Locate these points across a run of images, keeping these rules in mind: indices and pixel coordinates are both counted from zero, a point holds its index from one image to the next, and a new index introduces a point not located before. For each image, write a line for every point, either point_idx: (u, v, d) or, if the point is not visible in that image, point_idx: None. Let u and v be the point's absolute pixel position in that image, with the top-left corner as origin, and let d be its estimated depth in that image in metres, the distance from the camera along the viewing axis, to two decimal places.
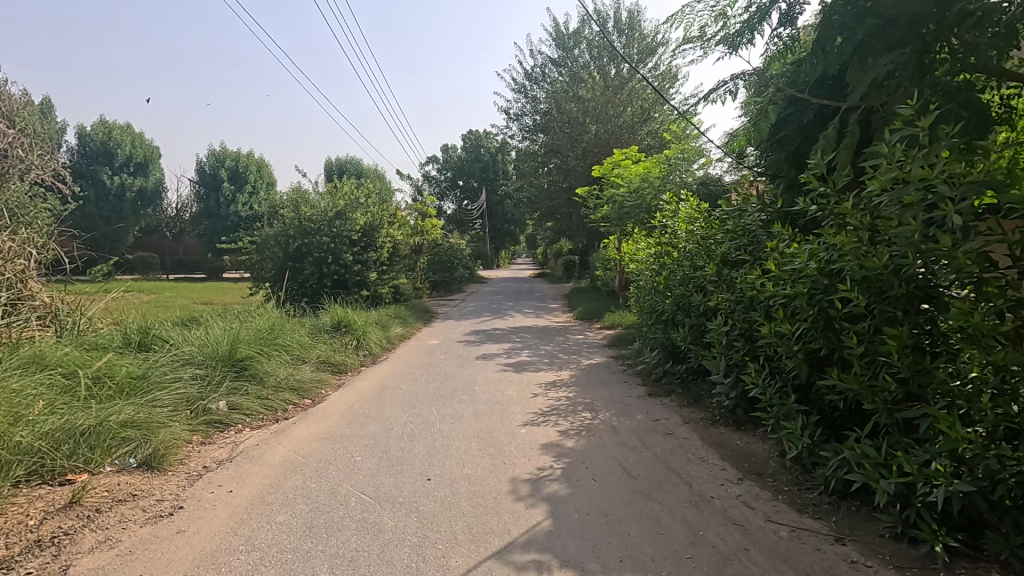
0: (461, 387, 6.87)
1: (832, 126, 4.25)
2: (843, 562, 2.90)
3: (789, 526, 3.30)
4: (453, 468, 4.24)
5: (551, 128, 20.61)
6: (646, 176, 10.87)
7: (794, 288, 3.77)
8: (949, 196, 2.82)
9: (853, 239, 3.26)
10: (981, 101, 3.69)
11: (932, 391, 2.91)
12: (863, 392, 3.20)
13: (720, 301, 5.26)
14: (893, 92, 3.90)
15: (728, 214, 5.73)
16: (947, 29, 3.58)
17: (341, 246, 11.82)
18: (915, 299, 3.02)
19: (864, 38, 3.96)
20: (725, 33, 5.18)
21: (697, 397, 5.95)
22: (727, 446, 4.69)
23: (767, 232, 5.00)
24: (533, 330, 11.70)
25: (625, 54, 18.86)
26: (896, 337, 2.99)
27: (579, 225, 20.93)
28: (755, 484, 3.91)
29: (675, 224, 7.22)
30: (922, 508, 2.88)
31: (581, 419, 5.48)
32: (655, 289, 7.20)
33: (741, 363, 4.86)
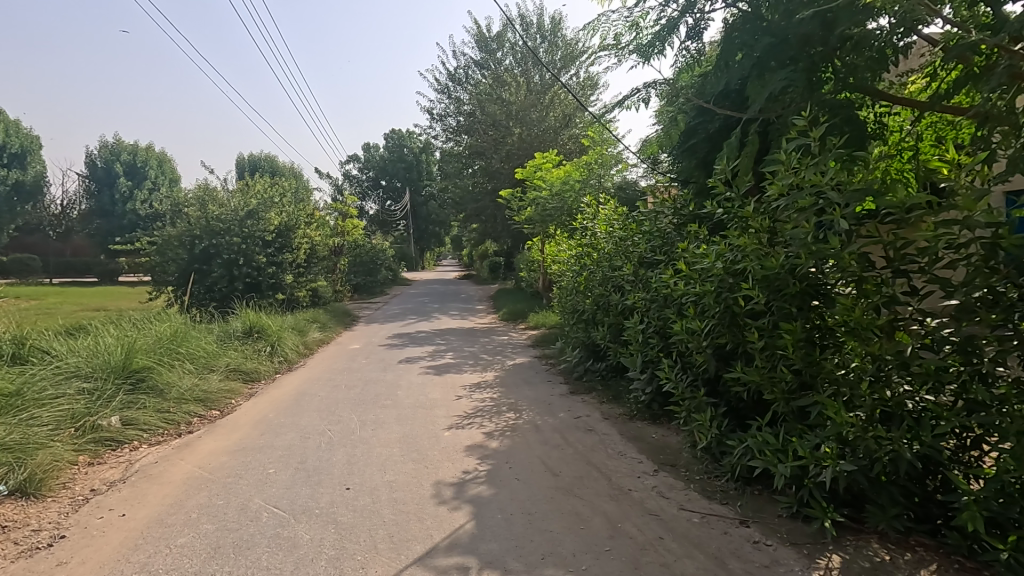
0: (383, 392, 6.69)
1: (735, 135, 4.53)
2: (747, 543, 3.11)
3: (700, 513, 3.49)
4: (374, 475, 4.13)
5: (476, 130, 20.72)
6: (568, 180, 11.17)
7: (703, 287, 4.01)
8: (836, 202, 3.10)
9: (754, 241, 3.52)
10: (859, 118, 4.08)
11: (821, 381, 3.19)
12: (764, 383, 3.45)
13: (636, 300, 5.48)
14: (787, 105, 4.20)
15: (644, 217, 5.98)
16: (831, 51, 3.91)
17: (253, 248, 11.20)
18: (807, 296, 3.29)
19: (761, 56, 4.25)
20: (638, 43, 5.37)
21: (616, 393, 6.19)
22: (644, 439, 4.89)
23: (681, 233, 5.30)
24: (458, 332, 11.67)
25: (546, 60, 19.32)
26: (791, 331, 3.25)
27: (503, 226, 21.11)
28: (669, 474, 4.11)
29: (595, 226, 7.38)
30: (814, 488, 3.14)
31: (506, 420, 5.51)
32: (575, 289, 7.40)
33: (655, 359, 5.09)
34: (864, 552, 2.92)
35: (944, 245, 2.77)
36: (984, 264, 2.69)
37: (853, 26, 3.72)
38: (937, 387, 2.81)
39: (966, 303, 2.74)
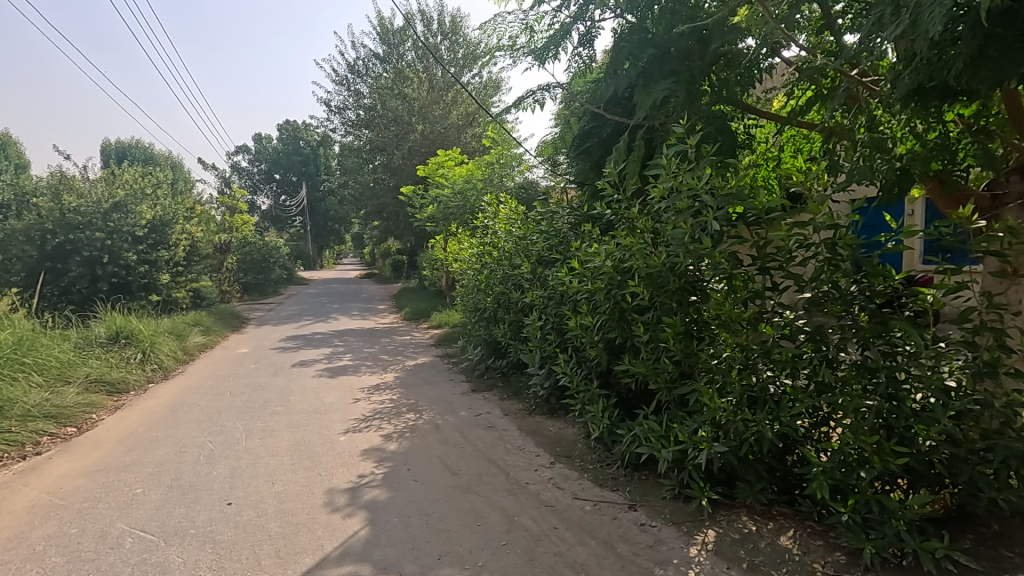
0: (273, 398, 6.30)
1: (624, 140, 4.76)
2: (634, 526, 3.29)
3: (592, 501, 3.64)
4: (261, 487, 3.87)
5: (377, 125, 20.17)
6: (470, 179, 11.20)
7: (595, 284, 4.20)
8: (710, 205, 3.40)
9: (639, 241, 3.78)
10: (730, 129, 4.48)
11: (698, 369, 3.45)
12: (649, 374, 3.67)
13: (534, 297, 5.60)
14: (670, 113, 4.50)
15: (541, 216, 6.09)
16: (707, 65, 4.21)
17: (121, 244, 10.06)
18: (686, 292, 3.55)
19: (646, 66, 4.48)
20: (532, 47, 5.48)
21: (516, 390, 6.30)
22: (542, 432, 5.02)
23: (576, 232, 5.50)
24: (358, 333, 11.27)
25: (449, 58, 19.24)
26: (672, 325, 3.50)
27: (406, 224, 20.71)
28: (565, 465, 4.25)
29: (494, 225, 7.45)
30: (693, 470, 3.40)
31: (405, 421, 5.40)
32: (476, 288, 7.42)
33: (552, 355, 5.24)
34: (735, 525, 3.20)
35: (796, 243, 3.09)
36: (829, 262, 3.03)
37: (725, 44, 4.09)
38: (794, 371, 3.13)
39: (815, 296, 3.08)
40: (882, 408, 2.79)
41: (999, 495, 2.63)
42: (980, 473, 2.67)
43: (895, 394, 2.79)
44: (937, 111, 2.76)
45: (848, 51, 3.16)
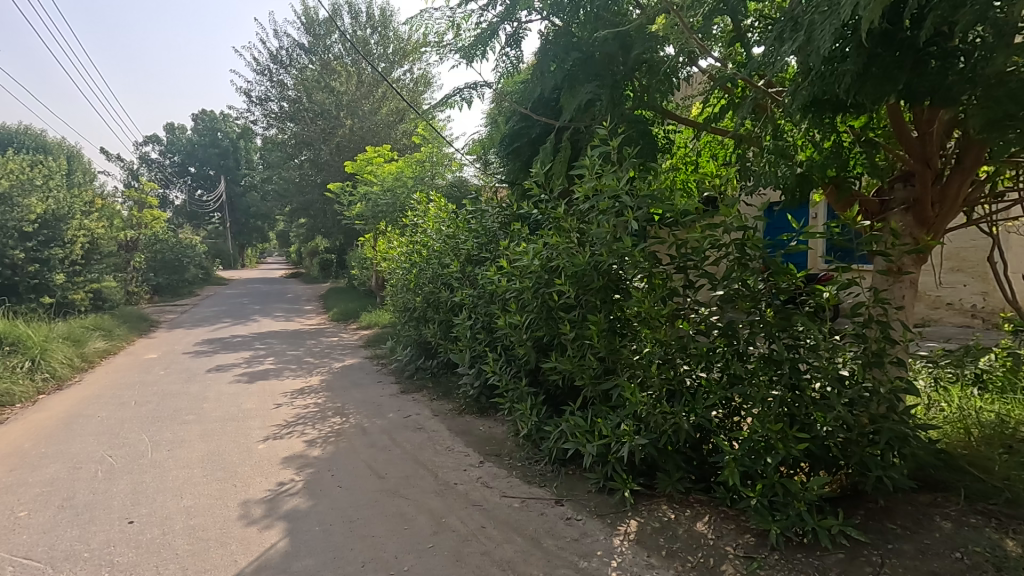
0: (185, 406, 5.89)
1: (550, 141, 4.84)
2: (561, 521, 3.34)
3: (520, 498, 3.67)
4: (168, 502, 3.60)
5: (303, 118, 19.37)
6: (400, 176, 10.98)
7: (522, 283, 4.24)
8: (630, 206, 3.53)
9: (565, 240, 3.87)
10: (651, 133, 4.64)
11: (620, 365, 3.57)
12: (575, 371, 3.74)
13: (464, 296, 5.58)
14: (595, 115, 4.60)
15: (471, 215, 6.07)
16: (629, 71, 4.36)
17: (6, 241, 9.07)
18: (610, 290, 3.66)
19: (571, 69, 4.57)
20: (460, 44, 5.44)
21: (446, 390, 6.25)
22: (472, 432, 5.00)
23: (505, 231, 5.52)
24: (281, 335, 10.77)
25: (379, 53, 18.78)
26: (596, 323, 3.60)
27: (334, 222, 20.04)
28: (494, 464, 4.25)
29: (424, 224, 7.34)
30: (616, 463, 3.50)
31: (330, 425, 5.22)
32: (406, 287, 7.29)
33: (482, 354, 5.23)
34: (655, 514, 3.32)
35: (709, 244, 3.25)
36: (738, 262, 3.20)
37: (646, 51, 4.20)
38: (708, 365, 3.28)
39: (727, 293, 3.25)
40: (785, 398, 2.99)
41: (884, 473, 2.90)
42: (867, 454, 2.93)
43: (796, 384, 3.00)
44: (830, 122, 2.99)
45: (753, 64, 3.39)
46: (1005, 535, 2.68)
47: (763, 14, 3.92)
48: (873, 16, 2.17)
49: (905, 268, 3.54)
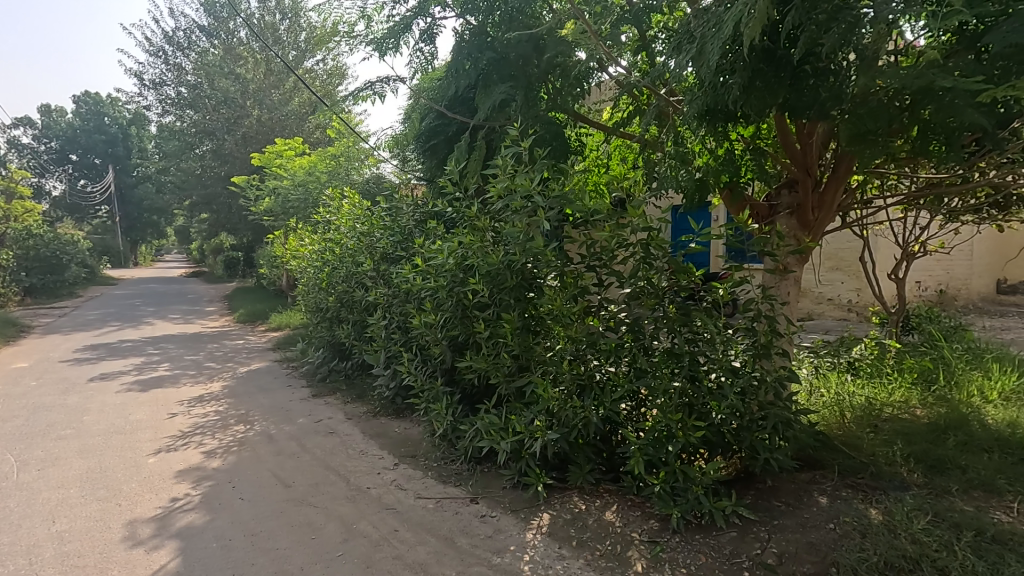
0: (61, 420, 5.30)
1: (465, 139, 4.84)
2: (475, 519, 3.35)
3: (435, 499, 3.63)
4: (37, 528, 3.22)
5: (204, 105, 18.02)
6: (312, 171, 10.50)
7: (436, 281, 4.20)
8: (541, 206, 3.61)
9: (478, 239, 3.89)
10: (562, 134, 4.66)
11: (534, 362, 3.64)
12: (489, 369, 3.76)
13: (378, 296, 5.44)
14: (509, 116, 4.60)
15: (385, 212, 5.92)
16: (543, 73, 4.45)
17: None
18: (523, 288, 3.71)
19: (485, 68, 4.59)
20: (372, 36, 5.28)
21: (360, 392, 6.07)
22: (387, 434, 4.89)
23: (421, 229, 5.44)
24: (179, 339, 9.97)
25: (289, 40, 17.84)
26: (510, 321, 3.64)
27: (240, 218, 18.82)
28: (408, 465, 4.18)
29: (336, 221, 7.06)
30: (529, 458, 3.56)
31: (232, 434, 4.90)
32: (317, 286, 6.99)
33: (397, 354, 5.13)
34: (567, 506, 3.41)
35: (617, 243, 3.40)
36: (643, 261, 3.37)
37: (559, 54, 4.40)
38: (616, 360, 3.41)
39: (633, 291, 3.40)
40: (685, 388, 3.18)
41: (771, 455, 3.15)
42: (757, 438, 3.17)
43: (694, 375, 3.20)
44: (722, 132, 3.22)
45: (654, 73, 3.58)
46: (870, 505, 3.00)
47: (666, 24, 4.11)
48: (753, 32, 2.40)
49: (790, 268, 3.87)
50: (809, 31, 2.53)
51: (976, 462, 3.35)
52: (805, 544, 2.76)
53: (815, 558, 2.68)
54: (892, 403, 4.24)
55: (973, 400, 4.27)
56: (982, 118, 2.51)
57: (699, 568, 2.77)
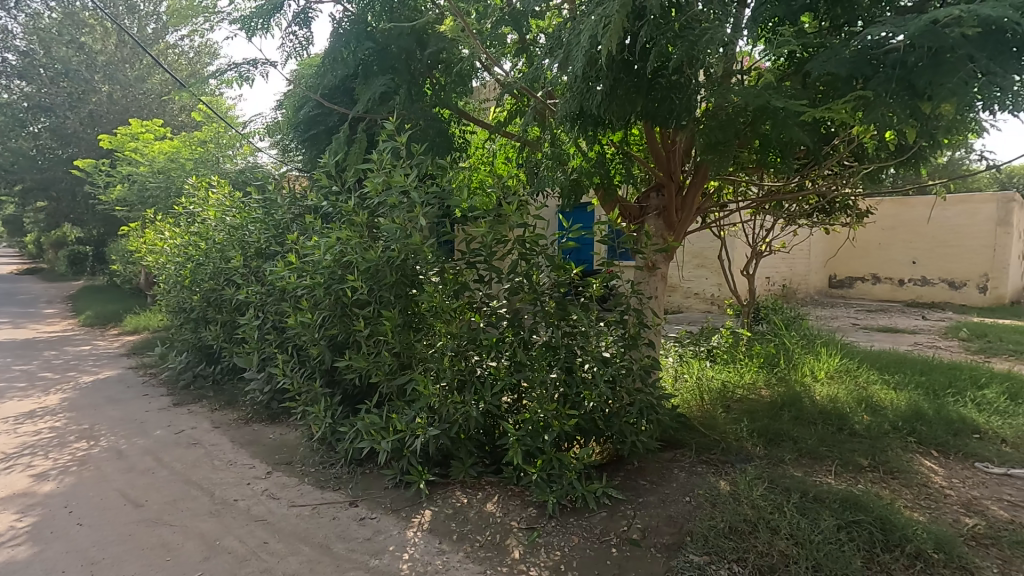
0: None
1: (344, 131, 4.64)
2: (353, 522, 3.25)
3: (310, 505, 3.47)
4: None
5: (38, 76, 15.59)
6: (175, 156, 9.51)
7: (313, 278, 4.00)
8: (419, 201, 3.58)
9: (356, 234, 3.78)
10: (446, 131, 4.57)
11: (415, 360, 3.60)
12: (369, 367, 3.66)
13: (250, 293, 5.06)
14: (391, 109, 4.43)
15: (258, 204, 5.52)
16: (425, 68, 4.40)
17: None
18: (404, 285, 3.67)
19: (364, 59, 4.44)
20: (238, 14, 4.88)
21: (231, 398, 5.62)
22: (259, 441, 4.59)
23: (298, 224, 5.15)
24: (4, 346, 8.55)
25: (147, 9, 15.97)
26: (390, 318, 3.57)
27: (86, 207, 16.55)
28: (283, 473, 3.96)
29: (201, 212, 6.45)
30: (411, 456, 3.51)
31: (72, 452, 4.31)
32: (179, 284, 6.34)
33: (272, 356, 4.82)
34: (449, 501, 3.42)
35: (496, 240, 3.46)
36: (522, 257, 3.47)
37: (441, 51, 4.36)
38: (497, 354, 3.47)
39: (512, 286, 3.49)
40: (561, 380, 3.31)
41: (637, 438, 3.39)
42: (625, 424, 3.39)
43: (570, 366, 3.35)
44: (591, 135, 3.42)
45: (531, 76, 3.71)
46: (720, 478, 3.36)
47: (542, 29, 4.31)
48: (609, 42, 2.61)
49: (656, 265, 4.17)
50: (661, 44, 2.78)
51: (804, 434, 3.88)
52: (665, 517, 3.01)
53: (673, 529, 2.93)
54: (742, 386, 4.76)
55: (804, 380, 4.92)
56: (805, 135, 2.89)
57: (572, 549, 2.91)
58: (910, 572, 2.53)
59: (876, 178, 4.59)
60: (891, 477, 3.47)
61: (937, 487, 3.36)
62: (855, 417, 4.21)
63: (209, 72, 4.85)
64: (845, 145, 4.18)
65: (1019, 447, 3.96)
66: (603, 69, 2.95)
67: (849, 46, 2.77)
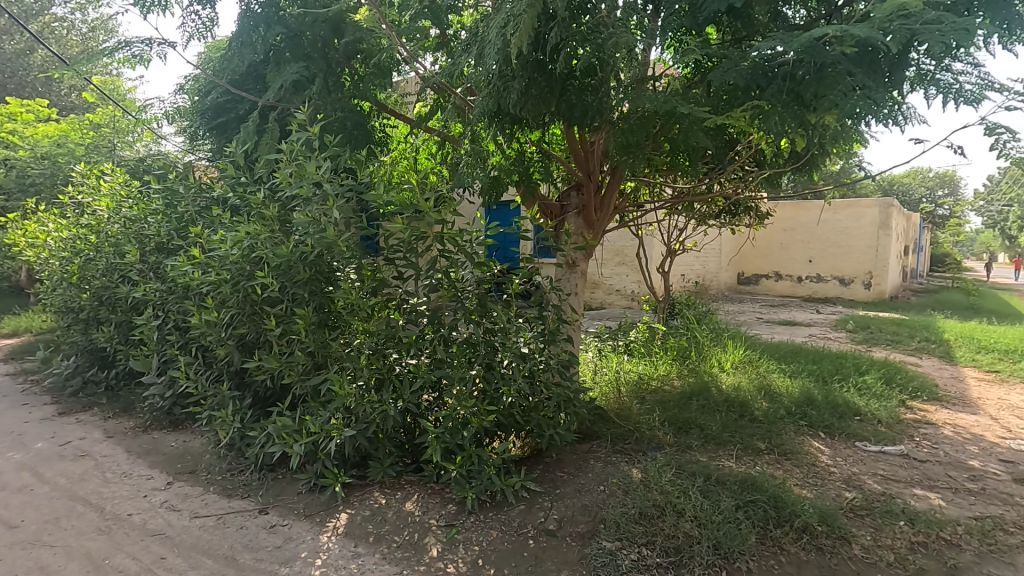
0: None
1: (253, 119, 4.39)
2: (263, 530, 3.10)
3: (215, 515, 3.27)
4: None
5: None
6: (62, 140, 8.67)
7: (218, 275, 3.77)
8: (333, 194, 3.45)
9: (266, 229, 3.60)
10: (365, 123, 4.44)
11: (330, 359, 3.48)
12: (281, 368, 3.50)
13: (148, 291, 4.69)
14: (306, 98, 4.21)
15: (157, 195, 5.11)
16: (341, 58, 4.24)
17: None
18: (320, 282, 3.54)
19: (275, 44, 4.22)
20: None
21: (127, 405, 5.19)
22: (159, 450, 4.27)
23: (203, 217, 4.83)
24: None
25: None
26: (304, 316, 3.43)
27: None
28: (185, 483, 3.70)
29: (90, 202, 5.87)
30: (326, 459, 3.39)
31: None
32: (65, 281, 5.75)
33: (174, 358, 4.49)
34: (366, 503, 3.34)
35: (415, 235, 3.41)
36: (441, 253, 3.44)
37: (359, 40, 4.21)
38: (417, 352, 3.42)
39: (431, 283, 3.46)
40: (481, 376, 3.33)
41: (555, 431, 3.46)
42: (543, 417, 3.46)
43: (490, 363, 3.37)
44: (509, 133, 3.47)
45: (451, 71, 3.68)
46: (632, 466, 3.50)
47: (463, 25, 4.24)
48: (519, 40, 2.66)
49: (576, 262, 4.25)
50: (570, 46, 2.88)
51: (710, 421, 4.14)
52: (580, 507, 3.11)
53: (588, 518, 3.02)
54: (656, 378, 4.99)
55: (712, 371, 5.24)
56: (707, 140, 3.07)
57: (490, 543, 2.93)
58: (797, 543, 2.76)
59: (775, 182, 4.95)
60: (785, 458, 3.77)
61: (823, 465, 3.68)
62: (755, 404, 4.54)
63: (99, 48, 4.42)
64: (747, 151, 4.49)
65: (891, 427, 4.43)
66: (518, 67, 3.00)
67: (747, 57, 2.98)
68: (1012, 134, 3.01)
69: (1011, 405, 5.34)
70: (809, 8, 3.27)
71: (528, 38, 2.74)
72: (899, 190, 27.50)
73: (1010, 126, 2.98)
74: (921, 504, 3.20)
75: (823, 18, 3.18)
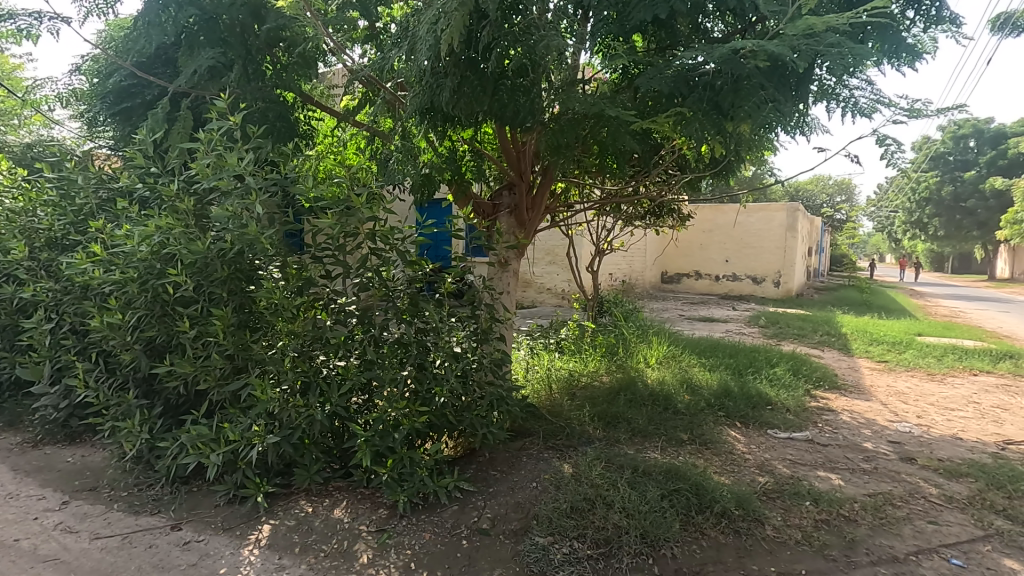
0: None
1: (162, 106, 4.06)
2: (175, 548, 2.90)
3: (120, 535, 3.02)
4: None
5: None
6: None
7: (123, 273, 3.46)
8: (254, 188, 3.24)
9: (179, 223, 3.35)
10: (288, 114, 4.24)
11: (251, 362, 3.28)
12: (196, 373, 3.26)
13: (39, 291, 4.25)
14: (223, 86, 3.98)
15: (49, 185, 4.63)
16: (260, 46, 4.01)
17: None
18: (239, 280, 3.35)
19: (186, 26, 3.92)
20: None
21: (13, 418, 4.68)
22: (54, 466, 3.88)
23: (105, 210, 4.43)
24: None
25: None
26: (222, 317, 3.22)
27: None
28: (85, 501, 3.39)
29: None
30: (246, 468, 3.21)
31: None
32: None
33: (70, 365, 4.09)
34: (291, 512, 3.20)
35: (344, 232, 3.28)
36: (372, 251, 3.35)
37: (282, 28, 4.00)
38: (346, 353, 3.31)
39: (361, 281, 3.36)
40: (413, 376, 3.26)
41: (488, 429, 3.45)
42: (475, 417, 3.44)
43: (422, 363, 3.32)
44: (441, 131, 3.43)
45: (381, 65, 3.59)
46: (564, 461, 3.58)
47: (394, 19, 4.21)
48: (451, 37, 2.64)
49: (508, 261, 4.26)
50: (502, 46, 2.90)
51: (636, 415, 4.30)
52: (513, 504, 3.13)
53: (521, 515, 3.05)
54: (586, 374, 5.12)
55: (638, 366, 5.46)
56: (634, 143, 3.17)
57: (422, 546, 2.89)
58: (717, 528, 2.92)
59: (695, 186, 5.22)
60: (705, 447, 3.98)
61: (739, 452, 3.93)
62: (678, 397, 4.77)
63: None
64: (670, 156, 4.69)
65: (798, 414, 4.79)
66: (449, 65, 2.98)
67: (671, 65, 3.11)
68: (898, 147, 3.35)
69: (898, 391, 5.93)
70: (727, 22, 3.43)
71: (460, 36, 2.73)
72: (804, 196, 29.83)
73: (897, 140, 3.32)
74: (824, 485, 3.49)
75: (739, 32, 3.36)
